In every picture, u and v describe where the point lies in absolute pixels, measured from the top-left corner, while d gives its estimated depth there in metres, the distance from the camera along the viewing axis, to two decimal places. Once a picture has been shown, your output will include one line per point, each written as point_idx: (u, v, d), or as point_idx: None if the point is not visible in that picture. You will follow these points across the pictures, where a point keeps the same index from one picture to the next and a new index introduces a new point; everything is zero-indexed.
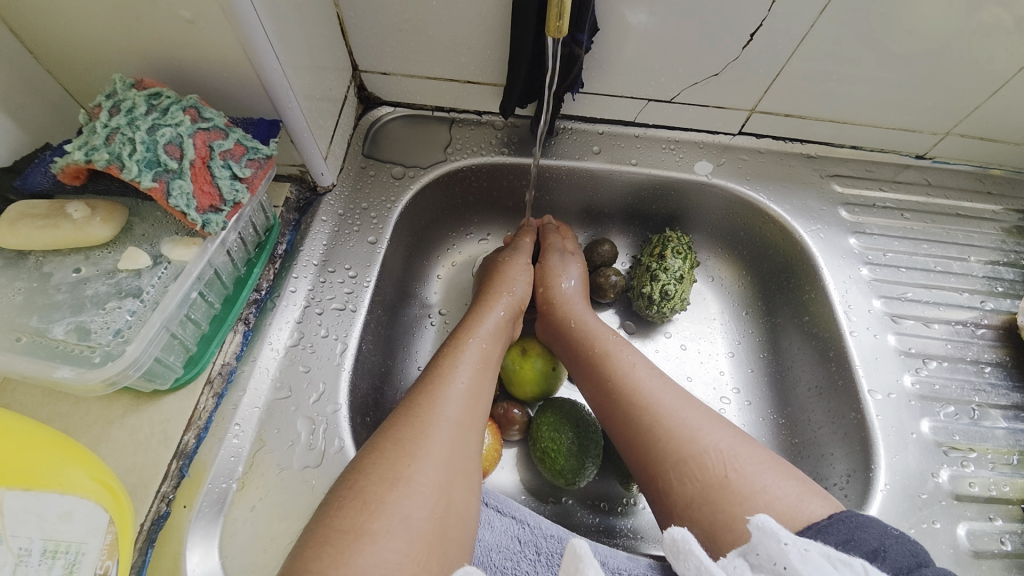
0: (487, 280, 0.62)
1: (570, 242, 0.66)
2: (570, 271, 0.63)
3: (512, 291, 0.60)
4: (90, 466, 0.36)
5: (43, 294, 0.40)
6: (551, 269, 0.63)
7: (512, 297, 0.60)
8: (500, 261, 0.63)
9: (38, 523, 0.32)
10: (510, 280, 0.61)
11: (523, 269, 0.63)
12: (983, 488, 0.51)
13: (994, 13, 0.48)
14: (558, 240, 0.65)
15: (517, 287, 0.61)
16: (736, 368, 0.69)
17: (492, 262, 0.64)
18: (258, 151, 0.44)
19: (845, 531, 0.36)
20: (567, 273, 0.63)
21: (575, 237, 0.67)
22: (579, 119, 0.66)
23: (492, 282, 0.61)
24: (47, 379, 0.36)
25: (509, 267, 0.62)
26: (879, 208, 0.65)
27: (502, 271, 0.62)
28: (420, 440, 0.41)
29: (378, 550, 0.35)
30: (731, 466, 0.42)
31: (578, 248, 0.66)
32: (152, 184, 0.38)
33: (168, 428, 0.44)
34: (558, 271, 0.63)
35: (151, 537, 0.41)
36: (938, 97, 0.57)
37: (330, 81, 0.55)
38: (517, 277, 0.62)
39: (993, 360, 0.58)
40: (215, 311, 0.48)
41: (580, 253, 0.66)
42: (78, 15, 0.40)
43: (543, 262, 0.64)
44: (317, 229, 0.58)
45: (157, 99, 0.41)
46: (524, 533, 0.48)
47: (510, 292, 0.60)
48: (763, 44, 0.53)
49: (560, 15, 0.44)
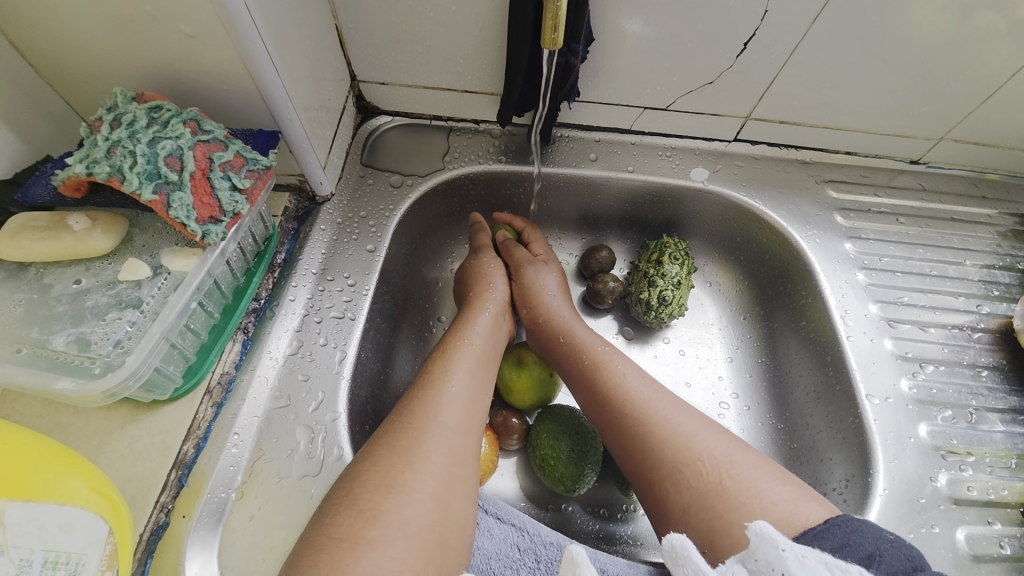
0: (468, 286, 0.63)
1: (541, 247, 0.67)
2: (548, 283, 0.63)
3: (494, 294, 0.61)
4: (91, 477, 0.36)
5: (43, 305, 0.40)
6: (531, 285, 0.63)
7: (495, 301, 0.60)
8: (482, 275, 0.63)
9: (39, 534, 0.32)
10: (490, 285, 0.62)
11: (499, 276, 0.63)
12: (982, 492, 0.52)
13: (987, 19, 0.48)
14: (523, 252, 0.64)
15: (496, 294, 0.61)
16: (734, 373, 0.69)
17: (470, 268, 0.64)
18: (258, 162, 0.45)
19: (841, 536, 0.36)
20: (545, 285, 0.63)
21: (543, 239, 0.68)
22: (576, 127, 0.66)
23: (473, 287, 0.62)
24: (48, 390, 0.36)
25: (488, 274, 0.63)
26: (874, 213, 0.66)
27: (487, 280, 0.62)
28: (416, 446, 0.42)
29: (376, 557, 0.35)
30: (725, 472, 0.42)
31: (550, 254, 0.66)
32: (153, 197, 0.39)
33: (168, 438, 0.44)
34: (538, 285, 0.63)
35: (151, 548, 0.41)
36: (931, 103, 0.58)
37: (329, 92, 0.55)
38: (496, 283, 0.62)
39: (990, 364, 0.58)
40: (215, 320, 0.49)
41: (552, 257, 0.67)
42: (79, 28, 0.40)
43: (520, 278, 0.63)
44: (316, 238, 0.58)
45: (157, 112, 0.41)
46: (523, 540, 0.49)
47: (493, 295, 0.61)
48: (757, 52, 0.54)
49: (555, 27, 0.44)
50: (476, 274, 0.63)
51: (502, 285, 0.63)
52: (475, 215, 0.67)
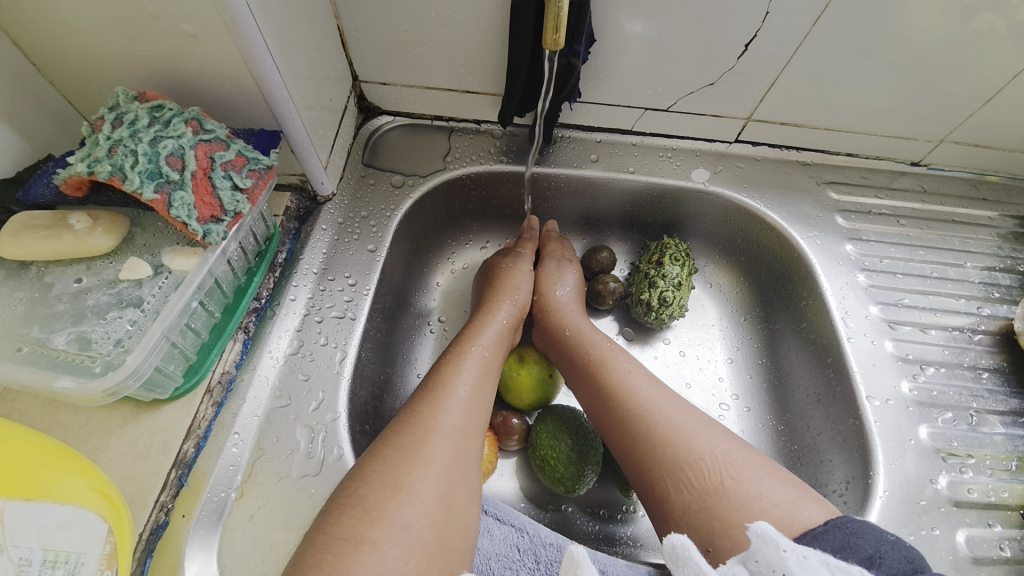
0: (489, 285, 0.63)
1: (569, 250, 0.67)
2: (564, 279, 0.64)
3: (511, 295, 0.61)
4: (90, 475, 0.36)
5: (44, 304, 0.40)
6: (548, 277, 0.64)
7: (513, 307, 0.60)
8: (499, 263, 0.64)
9: (38, 533, 0.32)
10: (513, 287, 0.62)
11: (524, 275, 0.63)
12: (982, 494, 0.52)
13: (988, 21, 0.48)
14: (557, 248, 0.66)
15: (519, 295, 0.61)
16: (735, 375, 0.69)
17: (493, 265, 0.64)
18: (259, 162, 0.45)
19: (841, 538, 0.36)
20: (562, 280, 0.64)
21: (570, 244, 0.68)
22: (578, 128, 0.67)
23: (493, 282, 0.62)
24: (48, 389, 0.36)
25: (514, 278, 0.62)
26: (875, 214, 0.66)
27: (501, 273, 0.63)
28: (422, 448, 0.42)
29: (379, 557, 0.35)
30: (726, 472, 0.42)
31: (574, 255, 0.67)
32: (154, 196, 0.39)
33: (168, 437, 0.44)
34: (553, 279, 0.64)
35: (150, 547, 0.41)
36: (932, 105, 0.58)
37: (330, 92, 0.55)
38: (521, 284, 0.62)
39: (990, 366, 0.58)
40: (216, 320, 0.49)
41: (576, 259, 0.67)
42: (81, 27, 0.40)
43: (541, 268, 0.65)
44: (316, 238, 0.58)
45: (158, 111, 0.42)
46: (523, 541, 0.49)
47: (513, 300, 0.60)
48: (758, 53, 0.54)
49: (556, 27, 0.44)
50: (499, 273, 0.63)
51: (524, 288, 0.62)
52: (533, 221, 0.68)
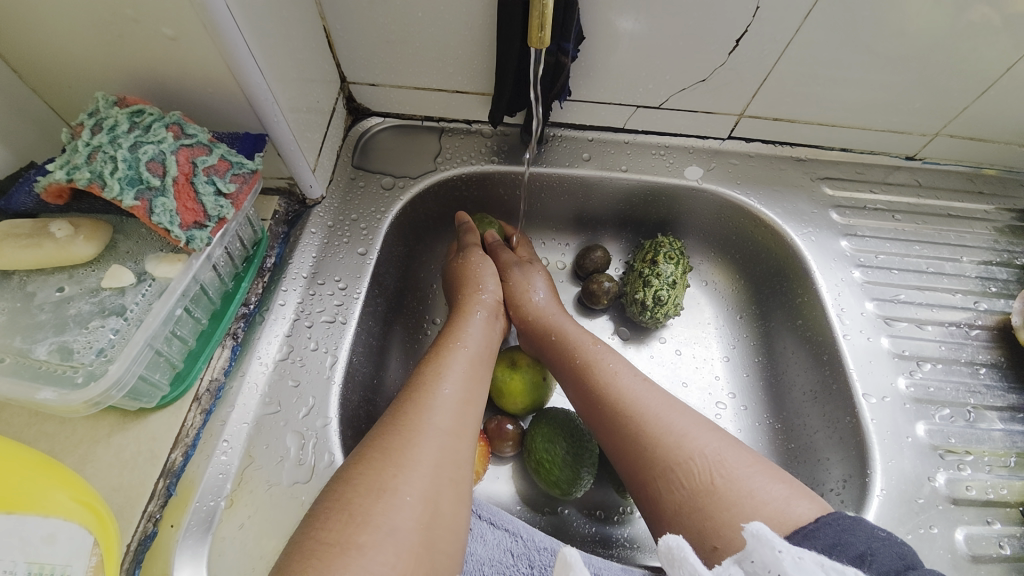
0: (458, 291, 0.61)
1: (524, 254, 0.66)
2: (535, 284, 0.63)
3: (484, 296, 0.60)
4: (74, 488, 0.36)
5: (26, 314, 0.40)
6: (518, 287, 0.62)
7: (487, 300, 0.60)
8: (464, 268, 0.62)
9: (21, 546, 0.31)
10: (480, 282, 0.61)
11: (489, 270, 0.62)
12: (980, 491, 0.51)
13: (982, 12, 0.48)
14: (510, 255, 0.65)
15: (487, 289, 0.60)
16: (731, 373, 0.68)
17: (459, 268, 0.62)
18: (243, 166, 0.44)
19: (832, 535, 0.36)
20: (532, 286, 0.62)
21: (530, 247, 0.68)
22: (569, 127, 0.66)
23: (462, 291, 0.60)
24: (30, 401, 0.36)
25: (478, 271, 0.61)
26: (870, 209, 0.65)
27: (473, 276, 0.61)
28: (408, 449, 0.41)
29: (365, 562, 0.35)
30: (717, 471, 0.42)
31: (533, 257, 0.67)
32: (134, 203, 0.38)
33: (156, 446, 0.44)
34: (524, 287, 0.62)
35: (139, 558, 0.40)
36: (926, 98, 0.57)
37: (317, 93, 0.55)
38: (487, 283, 0.61)
39: (988, 361, 0.58)
40: (203, 326, 0.48)
41: (535, 258, 0.67)
42: (61, 32, 0.40)
43: (507, 279, 0.63)
44: (306, 242, 0.58)
45: (139, 116, 0.41)
46: (516, 546, 0.48)
47: (482, 293, 0.60)
48: (749, 49, 0.53)
49: (542, 26, 0.44)
50: (465, 279, 0.61)
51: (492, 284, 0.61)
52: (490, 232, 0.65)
